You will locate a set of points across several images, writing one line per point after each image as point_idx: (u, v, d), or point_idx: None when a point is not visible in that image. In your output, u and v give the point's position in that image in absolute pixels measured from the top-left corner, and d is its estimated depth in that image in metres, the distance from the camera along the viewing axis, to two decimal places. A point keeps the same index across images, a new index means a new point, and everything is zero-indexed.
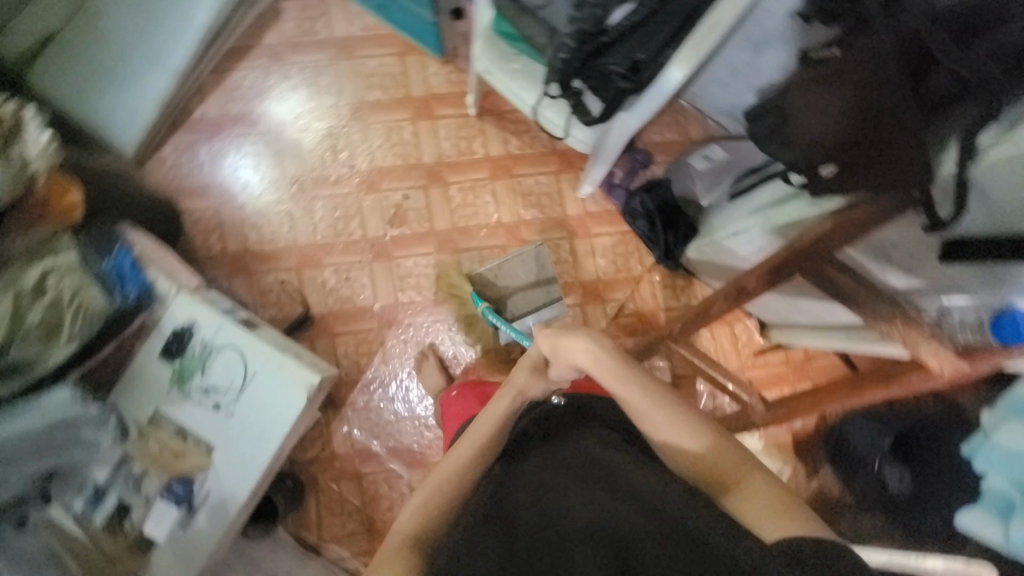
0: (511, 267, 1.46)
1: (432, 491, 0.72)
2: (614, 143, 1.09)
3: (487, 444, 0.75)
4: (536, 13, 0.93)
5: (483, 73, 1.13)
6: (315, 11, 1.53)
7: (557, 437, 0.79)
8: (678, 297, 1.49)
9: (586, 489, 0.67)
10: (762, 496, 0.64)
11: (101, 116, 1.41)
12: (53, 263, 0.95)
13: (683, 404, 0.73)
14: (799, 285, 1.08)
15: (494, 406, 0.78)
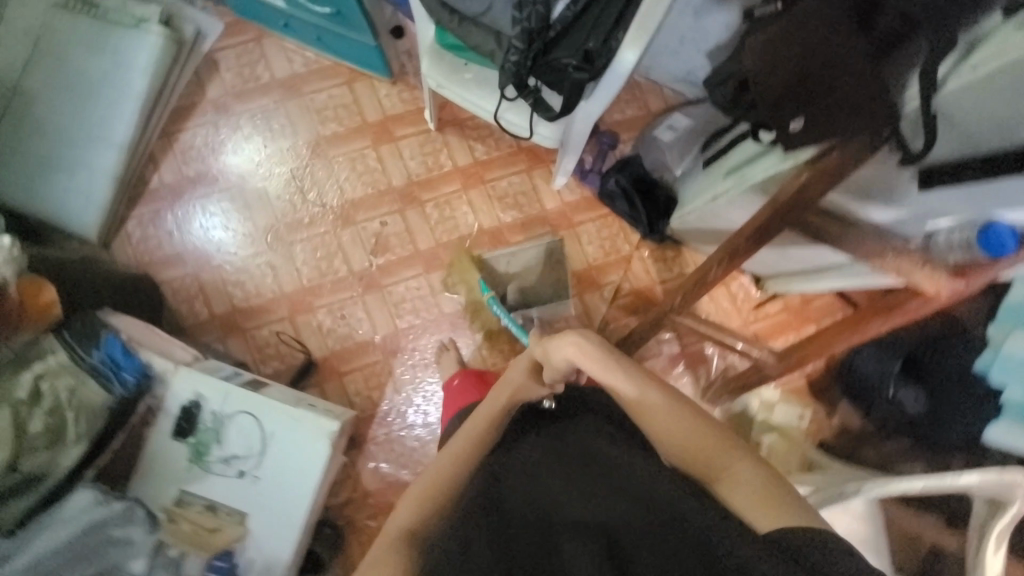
0: (524, 256, 1.46)
1: (427, 485, 0.73)
2: (580, 133, 1.09)
3: (482, 440, 0.77)
4: (478, 21, 0.92)
5: (435, 88, 1.09)
6: (252, 55, 1.49)
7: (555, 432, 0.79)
8: (670, 268, 1.50)
9: (582, 485, 0.68)
10: (752, 484, 0.65)
11: (59, 204, 1.37)
12: (43, 367, 0.93)
13: (669, 398, 0.74)
14: (787, 237, 1.09)
15: (489, 403, 0.80)
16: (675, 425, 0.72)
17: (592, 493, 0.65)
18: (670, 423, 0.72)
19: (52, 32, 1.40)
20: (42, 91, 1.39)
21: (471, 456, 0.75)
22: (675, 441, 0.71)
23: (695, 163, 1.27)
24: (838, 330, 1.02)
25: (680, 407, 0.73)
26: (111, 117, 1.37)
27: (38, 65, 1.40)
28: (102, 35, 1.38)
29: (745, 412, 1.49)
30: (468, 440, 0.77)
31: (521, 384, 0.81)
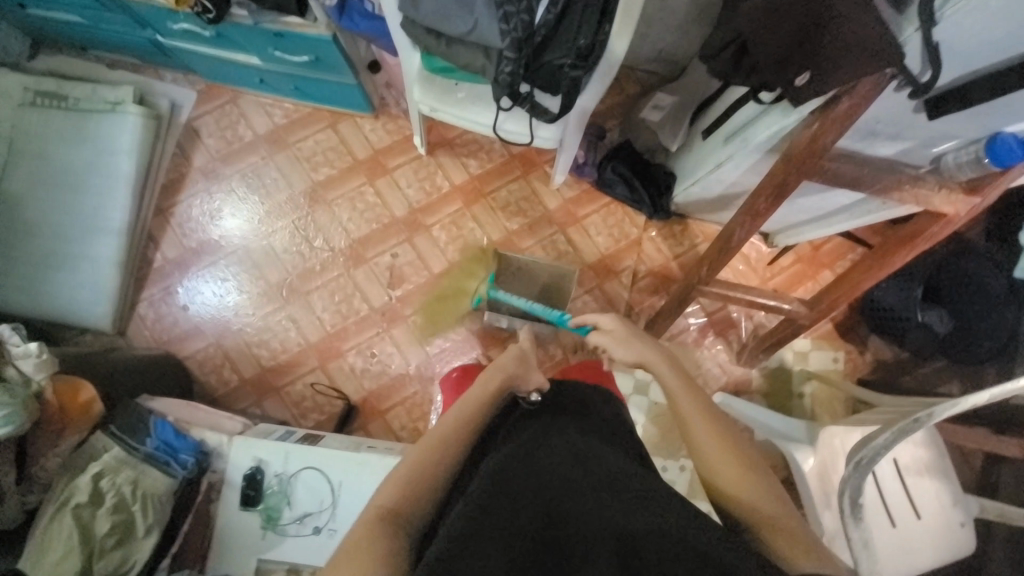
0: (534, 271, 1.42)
1: (414, 465, 0.70)
2: (578, 127, 1.12)
3: (472, 421, 0.75)
4: (464, 40, 0.94)
5: (429, 113, 1.12)
6: (231, 117, 1.49)
7: (544, 421, 0.77)
8: (681, 243, 1.52)
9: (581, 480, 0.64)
10: (800, 539, 0.64)
11: (66, 301, 1.35)
12: (100, 466, 0.91)
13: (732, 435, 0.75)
14: (805, 188, 1.09)
15: (480, 388, 0.79)
16: (729, 465, 0.71)
17: (590, 485, 0.62)
18: (727, 460, 0.72)
19: (26, 132, 1.38)
20: (27, 192, 1.37)
21: (458, 437, 0.73)
22: (730, 483, 0.70)
23: (689, 136, 1.30)
24: (866, 268, 1.04)
25: (738, 449, 0.73)
26: (103, 205, 1.35)
27: (18, 167, 1.38)
28: (77, 125, 1.37)
29: (782, 367, 1.51)
30: (456, 421, 0.75)
31: (513, 371, 0.81)
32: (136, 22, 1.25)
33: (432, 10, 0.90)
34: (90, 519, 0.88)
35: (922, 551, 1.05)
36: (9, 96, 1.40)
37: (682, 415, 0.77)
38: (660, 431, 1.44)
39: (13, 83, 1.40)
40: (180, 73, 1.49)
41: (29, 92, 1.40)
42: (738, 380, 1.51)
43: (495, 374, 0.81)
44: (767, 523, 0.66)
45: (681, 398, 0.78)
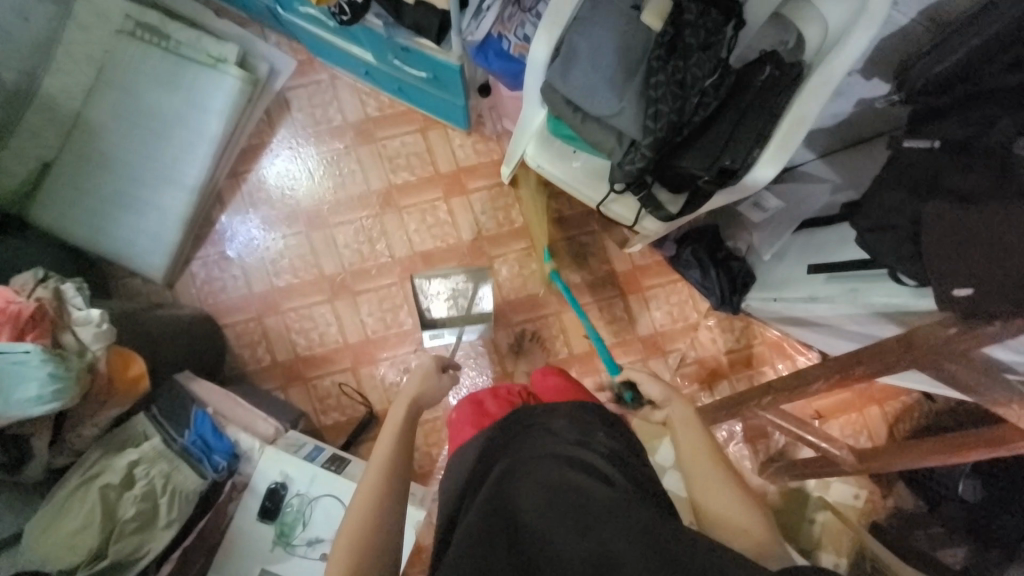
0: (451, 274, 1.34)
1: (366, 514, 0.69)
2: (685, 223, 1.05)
3: (392, 462, 0.74)
4: (602, 120, 0.88)
5: (533, 169, 1.06)
6: (324, 96, 1.44)
7: (508, 442, 0.74)
8: (738, 340, 1.48)
9: (548, 509, 0.57)
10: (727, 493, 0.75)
11: (121, 243, 1.34)
12: (139, 452, 0.92)
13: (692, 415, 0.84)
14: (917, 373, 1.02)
15: (393, 414, 0.81)
16: (723, 492, 0.74)
17: (563, 516, 0.56)
18: (693, 432, 0.81)
19: (118, 62, 1.34)
20: (107, 123, 1.34)
21: (390, 484, 0.72)
22: (719, 510, 0.73)
23: (788, 247, 1.23)
24: (935, 447, 1.00)
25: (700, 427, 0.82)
26: (181, 158, 1.33)
27: (103, 95, 1.34)
28: (172, 69, 1.33)
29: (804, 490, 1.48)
30: (382, 462, 0.74)
31: (415, 389, 0.86)
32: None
33: (579, 86, 0.84)
34: (116, 501, 0.89)
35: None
36: (108, 19, 1.35)
37: (687, 445, 0.80)
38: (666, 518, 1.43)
39: (115, 7, 1.34)
40: (285, 38, 1.44)
41: (131, 21, 1.35)
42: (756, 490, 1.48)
43: (403, 395, 0.85)
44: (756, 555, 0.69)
45: (693, 431, 0.82)
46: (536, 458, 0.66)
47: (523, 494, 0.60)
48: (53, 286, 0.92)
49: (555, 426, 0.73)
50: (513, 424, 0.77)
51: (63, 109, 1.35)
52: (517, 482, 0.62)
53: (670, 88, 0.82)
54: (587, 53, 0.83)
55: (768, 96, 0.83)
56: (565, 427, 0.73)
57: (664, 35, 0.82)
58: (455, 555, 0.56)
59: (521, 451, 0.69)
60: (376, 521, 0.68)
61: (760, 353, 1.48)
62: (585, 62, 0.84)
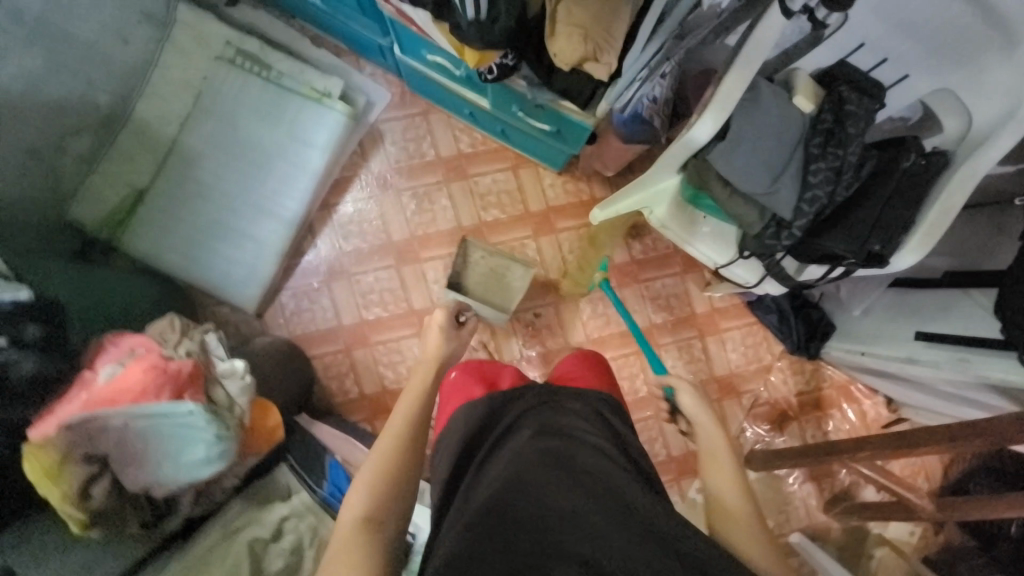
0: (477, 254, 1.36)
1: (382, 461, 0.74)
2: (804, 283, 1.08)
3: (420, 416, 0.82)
4: (752, 198, 0.91)
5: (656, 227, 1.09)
6: (418, 130, 1.45)
7: (535, 414, 0.78)
8: (808, 381, 1.55)
9: (572, 489, 0.60)
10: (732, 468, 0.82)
11: (214, 274, 1.33)
12: (290, 507, 0.96)
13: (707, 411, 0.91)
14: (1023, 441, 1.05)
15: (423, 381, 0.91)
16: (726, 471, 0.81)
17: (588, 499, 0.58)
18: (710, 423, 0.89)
19: (216, 90, 1.32)
20: (203, 151, 1.33)
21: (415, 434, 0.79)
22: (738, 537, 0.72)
23: (877, 305, 1.28)
24: (1016, 504, 1.04)
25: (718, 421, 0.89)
26: (280, 191, 1.33)
27: (199, 123, 1.32)
28: (273, 101, 1.32)
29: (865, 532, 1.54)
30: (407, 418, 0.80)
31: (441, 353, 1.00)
32: (380, 28, 1.18)
33: (738, 166, 0.87)
34: (263, 555, 0.89)
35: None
36: (206, 44, 1.32)
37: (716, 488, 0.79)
38: None
39: (215, 33, 1.32)
40: (381, 69, 1.43)
41: (230, 48, 1.33)
42: (818, 525, 1.56)
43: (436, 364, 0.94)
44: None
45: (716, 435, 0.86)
46: (546, 432, 0.72)
47: (550, 474, 0.63)
48: (198, 337, 0.93)
49: (571, 409, 0.80)
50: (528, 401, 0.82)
51: (156, 133, 1.31)
52: (542, 458, 0.66)
53: (827, 173, 0.87)
54: (751, 137, 0.86)
55: (914, 184, 0.87)
56: (572, 409, 0.80)
57: (820, 120, 0.89)
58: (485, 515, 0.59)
59: (532, 423, 0.76)
60: (393, 474, 0.73)
61: (830, 396, 1.55)
62: (748, 143, 0.86)
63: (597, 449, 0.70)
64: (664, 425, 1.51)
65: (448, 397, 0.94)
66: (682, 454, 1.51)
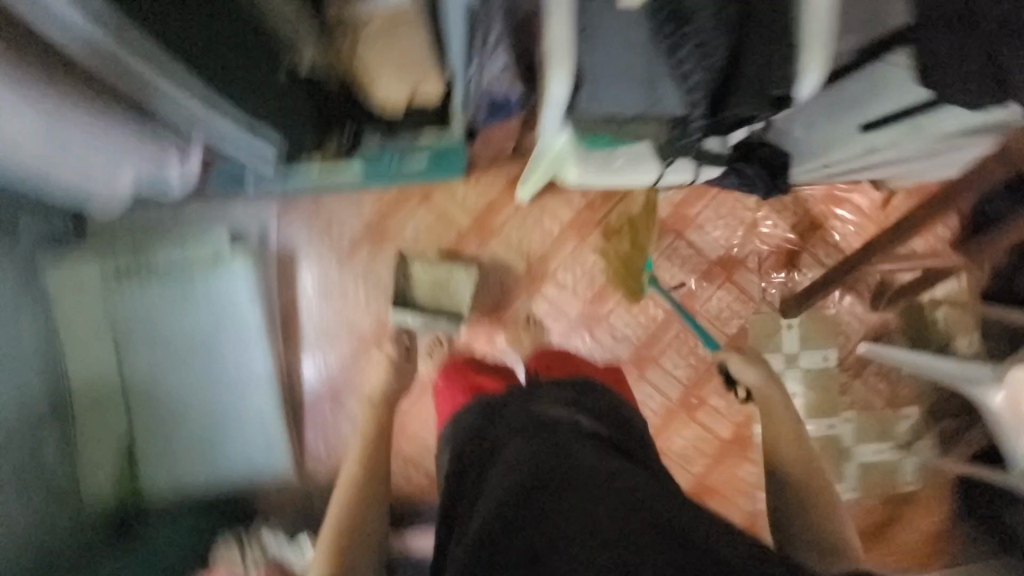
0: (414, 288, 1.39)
1: (340, 507, 1.03)
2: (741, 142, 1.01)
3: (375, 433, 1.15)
4: (645, 115, 0.88)
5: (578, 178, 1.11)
6: (322, 225, 1.40)
7: (526, 417, 0.86)
8: (794, 211, 1.52)
9: (559, 480, 0.67)
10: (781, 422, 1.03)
11: (241, 464, 1.34)
12: None
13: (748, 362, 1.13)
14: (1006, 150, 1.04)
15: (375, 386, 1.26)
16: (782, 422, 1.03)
17: (574, 486, 0.66)
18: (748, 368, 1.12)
19: (125, 314, 1.28)
20: (152, 372, 1.30)
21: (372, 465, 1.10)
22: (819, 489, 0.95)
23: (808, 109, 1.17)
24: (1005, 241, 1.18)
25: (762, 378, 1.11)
26: (243, 360, 1.32)
27: (131, 352, 1.29)
28: (181, 290, 1.29)
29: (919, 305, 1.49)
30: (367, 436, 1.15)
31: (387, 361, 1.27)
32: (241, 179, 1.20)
33: (611, 98, 0.86)
34: None
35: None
36: (87, 281, 1.27)
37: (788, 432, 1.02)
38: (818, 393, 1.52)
39: (86, 266, 1.26)
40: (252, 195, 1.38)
41: (109, 269, 1.28)
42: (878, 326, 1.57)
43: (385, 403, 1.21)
44: (821, 522, 0.92)
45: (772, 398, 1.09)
46: (536, 429, 0.82)
47: (539, 467, 0.71)
48: None
49: (553, 406, 0.89)
50: (518, 407, 0.91)
51: (109, 384, 1.28)
52: (530, 452, 0.75)
53: (694, 46, 0.80)
54: (607, 65, 0.84)
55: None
56: (563, 412, 0.87)
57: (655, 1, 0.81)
58: (489, 517, 0.66)
59: (521, 429, 0.83)
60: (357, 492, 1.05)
61: (822, 212, 1.52)
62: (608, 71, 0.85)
63: (586, 440, 0.79)
64: (696, 332, 1.51)
65: (443, 402, 1.10)
66: (727, 344, 1.52)
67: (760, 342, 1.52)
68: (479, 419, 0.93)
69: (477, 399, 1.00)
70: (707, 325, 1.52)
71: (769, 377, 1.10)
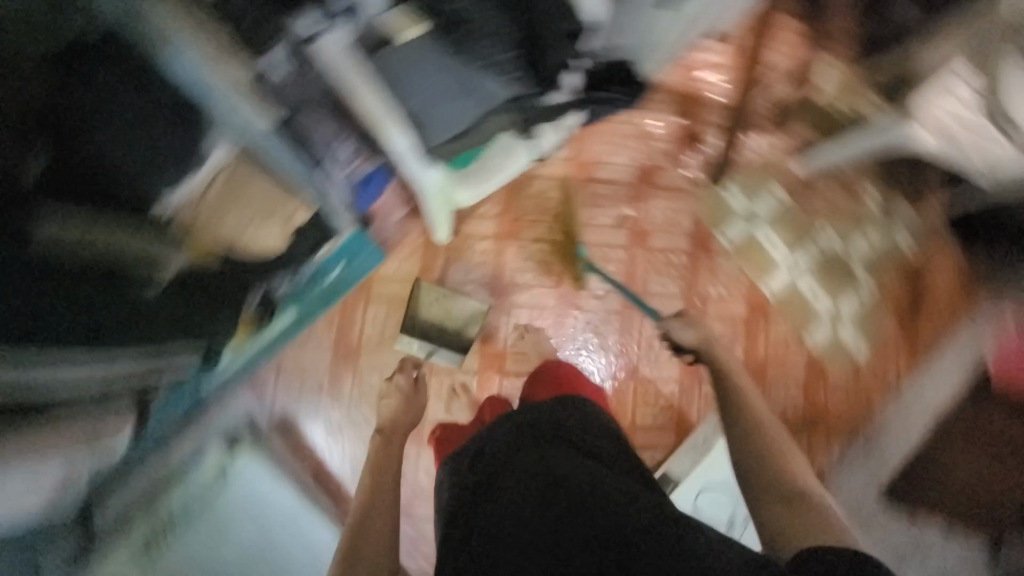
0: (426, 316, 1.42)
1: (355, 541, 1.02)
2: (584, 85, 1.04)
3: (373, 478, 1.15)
4: (483, 114, 0.95)
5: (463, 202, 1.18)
6: (295, 378, 1.39)
7: (520, 442, 0.92)
8: (667, 98, 1.57)
9: (551, 508, 0.76)
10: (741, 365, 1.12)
11: None
12: None
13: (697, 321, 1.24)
14: None
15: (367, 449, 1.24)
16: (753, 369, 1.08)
17: (566, 515, 0.75)
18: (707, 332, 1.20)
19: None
20: None
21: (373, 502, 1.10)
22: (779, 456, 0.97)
23: None
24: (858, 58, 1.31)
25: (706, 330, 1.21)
26: (305, 540, 1.29)
27: None
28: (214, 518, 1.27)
29: (831, 100, 1.45)
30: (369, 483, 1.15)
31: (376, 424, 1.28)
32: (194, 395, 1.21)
33: (444, 121, 0.92)
34: None
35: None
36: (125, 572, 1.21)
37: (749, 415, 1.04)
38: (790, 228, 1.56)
39: (115, 561, 1.21)
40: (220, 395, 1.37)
41: (138, 548, 1.23)
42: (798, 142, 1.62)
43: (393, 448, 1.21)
44: (793, 498, 0.89)
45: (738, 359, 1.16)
46: (527, 454, 0.88)
47: (530, 497, 0.79)
48: None
49: (545, 425, 0.94)
50: (516, 425, 0.96)
51: None
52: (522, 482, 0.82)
53: (483, 38, 0.87)
54: (427, 98, 0.90)
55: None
56: (549, 429, 0.94)
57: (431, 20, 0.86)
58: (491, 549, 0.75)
59: (513, 455, 0.89)
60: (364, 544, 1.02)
61: (689, 83, 1.57)
62: (429, 101, 0.90)
63: (575, 455, 0.87)
64: (659, 246, 1.55)
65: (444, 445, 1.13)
66: (690, 240, 1.55)
67: (714, 219, 1.56)
68: (481, 446, 0.97)
69: (482, 430, 1.01)
70: (664, 235, 1.55)
71: (710, 338, 1.18)
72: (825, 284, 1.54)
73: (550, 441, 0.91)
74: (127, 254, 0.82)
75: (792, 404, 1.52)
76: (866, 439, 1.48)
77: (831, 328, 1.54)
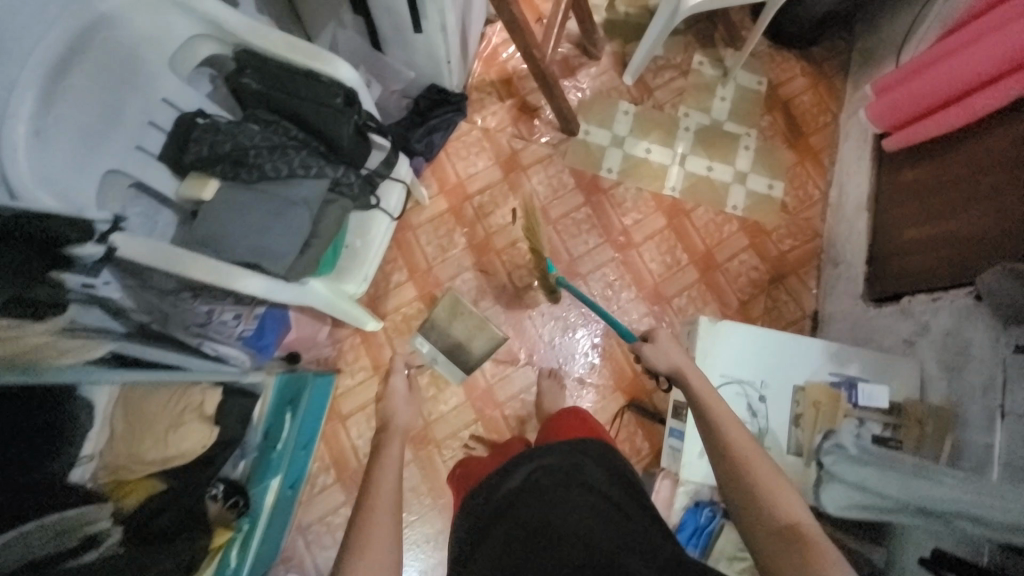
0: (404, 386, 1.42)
1: None
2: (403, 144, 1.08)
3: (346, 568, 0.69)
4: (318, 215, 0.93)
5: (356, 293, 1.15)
6: (319, 533, 1.35)
7: (543, 483, 0.79)
8: (488, 89, 1.62)
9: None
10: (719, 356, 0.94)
11: None
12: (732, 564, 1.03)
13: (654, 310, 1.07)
14: None
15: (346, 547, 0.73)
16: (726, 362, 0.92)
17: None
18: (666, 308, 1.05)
19: None
20: None
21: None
22: (772, 497, 0.71)
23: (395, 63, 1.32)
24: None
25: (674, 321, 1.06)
26: None
27: None
28: None
29: None
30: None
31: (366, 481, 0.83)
32: None
33: (274, 243, 0.87)
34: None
35: (943, 22, 1.24)
36: None
37: (733, 454, 0.77)
38: (653, 128, 1.62)
39: None
40: None
41: None
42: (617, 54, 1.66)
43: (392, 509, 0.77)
44: (789, 532, 0.68)
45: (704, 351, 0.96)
46: (548, 499, 0.75)
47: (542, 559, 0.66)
48: None
49: (574, 468, 0.81)
50: (538, 465, 0.83)
51: None
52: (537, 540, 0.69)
53: (267, 148, 0.90)
54: (245, 225, 0.87)
55: (286, 72, 0.90)
56: (579, 473, 0.80)
57: (222, 173, 0.90)
58: None
59: (532, 499, 0.76)
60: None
61: (498, 68, 1.63)
62: (245, 231, 0.87)
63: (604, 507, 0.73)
64: (560, 213, 1.58)
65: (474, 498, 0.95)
66: (581, 191, 1.59)
67: (590, 162, 1.60)
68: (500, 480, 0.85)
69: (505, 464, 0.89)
70: (558, 202, 1.58)
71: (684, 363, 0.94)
72: (713, 156, 1.62)
73: (552, 482, 0.78)
74: (50, 538, 0.68)
75: (753, 268, 1.55)
76: (832, 257, 1.51)
77: (741, 186, 1.60)
